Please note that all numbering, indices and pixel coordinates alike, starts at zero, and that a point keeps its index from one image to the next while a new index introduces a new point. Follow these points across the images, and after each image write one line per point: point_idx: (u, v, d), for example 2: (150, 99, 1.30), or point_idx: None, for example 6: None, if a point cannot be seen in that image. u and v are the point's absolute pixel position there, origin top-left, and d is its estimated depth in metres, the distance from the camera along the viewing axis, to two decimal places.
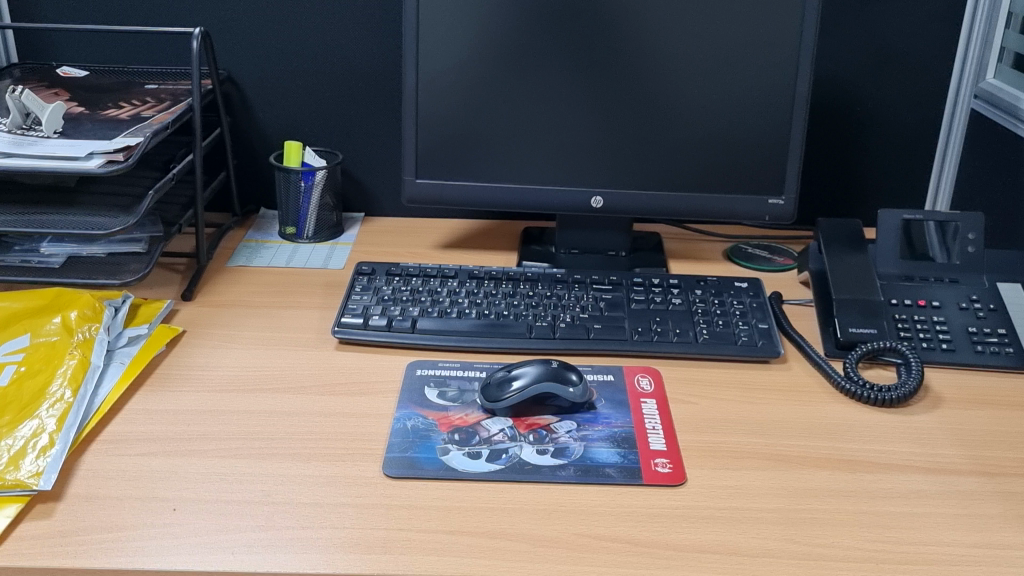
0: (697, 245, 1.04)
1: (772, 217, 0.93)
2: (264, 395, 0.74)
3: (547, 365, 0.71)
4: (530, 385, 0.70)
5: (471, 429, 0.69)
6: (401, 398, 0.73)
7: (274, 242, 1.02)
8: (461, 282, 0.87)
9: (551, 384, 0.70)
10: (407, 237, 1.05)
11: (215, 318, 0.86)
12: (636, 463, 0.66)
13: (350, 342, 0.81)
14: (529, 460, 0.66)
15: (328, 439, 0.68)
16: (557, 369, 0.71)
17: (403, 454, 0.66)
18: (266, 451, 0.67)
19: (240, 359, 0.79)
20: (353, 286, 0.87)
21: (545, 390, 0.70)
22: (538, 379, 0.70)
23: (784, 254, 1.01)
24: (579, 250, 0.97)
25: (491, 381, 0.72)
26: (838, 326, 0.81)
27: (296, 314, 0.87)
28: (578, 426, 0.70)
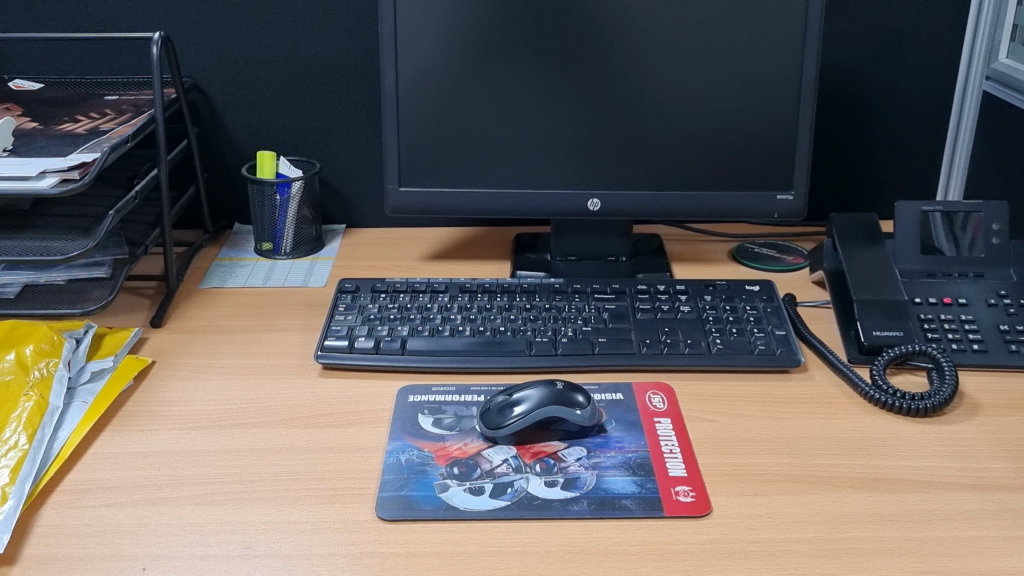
0: (700, 247, 0.98)
1: (781, 214, 0.87)
2: (243, 430, 0.67)
3: (551, 387, 0.65)
4: (534, 409, 0.64)
5: (471, 461, 0.63)
6: (393, 429, 0.67)
7: (250, 260, 0.96)
8: (452, 296, 0.81)
9: (557, 408, 0.64)
10: (391, 248, 0.98)
11: (187, 346, 0.79)
12: (655, 493, 0.60)
13: (335, 368, 0.75)
14: (538, 494, 0.60)
15: (314, 480, 0.62)
16: (563, 391, 0.65)
17: (398, 493, 0.60)
18: (245, 497, 0.60)
19: (215, 391, 0.72)
20: (336, 306, 0.81)
21: (551, 414, 0.64)
22: (542, 403, 0.64)
23: (793, 253, 0.95)
24: (576, 257, 0.91)
25: (491, 407, 0.65)
26: (861, 330, 0.76)
27: (275, 338, 0.80)
28: (588, 452, 0.64)
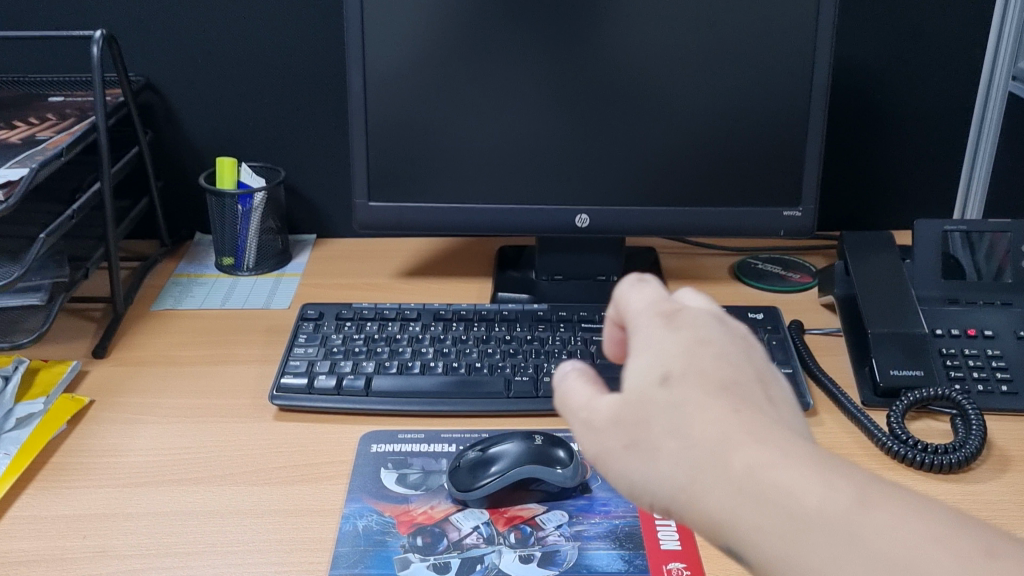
0: (699, 262, 0.90)
1: (787, 231, 0.79)
2: (183, 487, 0.60)
3: (532, 441, 0.58)
4: (510, 467, 0.57)
5: (437, 529, 0.56)
6: (351, 487, 0.60)
7: (210, 277, 0.88)
8: (425, 325, 0.74)
9: (536, 466, 0.57)
10: (364, 263, 0.90)
11: (131, 381, 0.71)
12: (644, 572, 0.52)
13: (292, 410, 0.67)
14: (510, 574, 0.52)
15: (258, 552, 0.54)
16: (544, 446, 0.58)
17: (352, 571, 0.53)
18: (178, 573, 0.53)
19: (157, 437, 0.65)
20: (296, 335, 0.73)
21: (528, 474, 0.57)
22: (519, 460, 0.57)
23: (800, 271, 0.87)
24: (563, 276, 0.84)
25: (462, 464, 0.58)
26: (876, 369, 0.68)
27: (229, 372, 0.73)
28: (569, 518, 0.57)
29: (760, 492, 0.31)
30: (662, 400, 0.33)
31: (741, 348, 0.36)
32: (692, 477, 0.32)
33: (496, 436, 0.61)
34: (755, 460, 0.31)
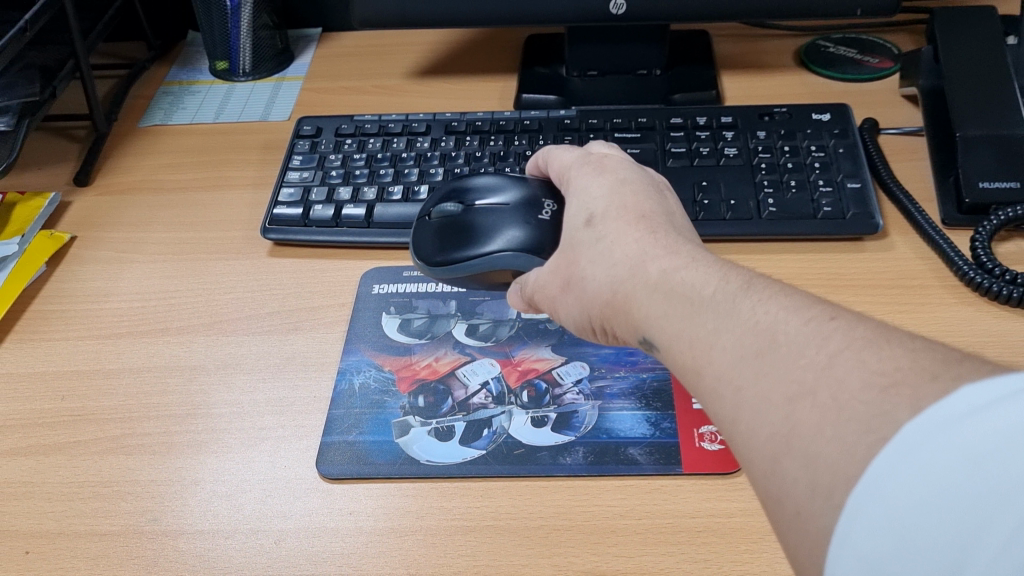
0: (758, 45, 0.78)
1: (865, 12, 0.67)
2: (167, 337, 0.54)
3: (524, 217, 0.49)
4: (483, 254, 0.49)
5: (440, 387, 0.50)
6: (349, 336, 0.53)
7: (204, 83, 0.79)
8: (435, 140, 0.65)
9: (510, 253, 0.48)
10: (373, 59, 0.80)
11: (116, 212, 0.65)
12: (672, 438, 0.46)
13: (288, 243, 0.60)
14: (520, 440, 0.46)
15: (245, 415, 0.49)
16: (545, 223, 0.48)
17: (346, 439, 0.47)
18: (159, 439, 0.48)
19: (143, 279, 0.59)
20: (291, 155, 0.65)
21: (502, 263, 0.48)
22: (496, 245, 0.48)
23: (880, 53, 0.74)
24: (599, 72, 0.73)
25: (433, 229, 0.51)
26: (961, 181, 0.57)
27: (223, 199, 0.65)
28: (590, 372, 0.50)
29: (760, 346, 0.33)
30: (586, 230, 0.45)
31: (668, 210, 0.45)
32: (711, 345, 0.35)
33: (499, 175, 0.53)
34: (667, 267, 0.40)
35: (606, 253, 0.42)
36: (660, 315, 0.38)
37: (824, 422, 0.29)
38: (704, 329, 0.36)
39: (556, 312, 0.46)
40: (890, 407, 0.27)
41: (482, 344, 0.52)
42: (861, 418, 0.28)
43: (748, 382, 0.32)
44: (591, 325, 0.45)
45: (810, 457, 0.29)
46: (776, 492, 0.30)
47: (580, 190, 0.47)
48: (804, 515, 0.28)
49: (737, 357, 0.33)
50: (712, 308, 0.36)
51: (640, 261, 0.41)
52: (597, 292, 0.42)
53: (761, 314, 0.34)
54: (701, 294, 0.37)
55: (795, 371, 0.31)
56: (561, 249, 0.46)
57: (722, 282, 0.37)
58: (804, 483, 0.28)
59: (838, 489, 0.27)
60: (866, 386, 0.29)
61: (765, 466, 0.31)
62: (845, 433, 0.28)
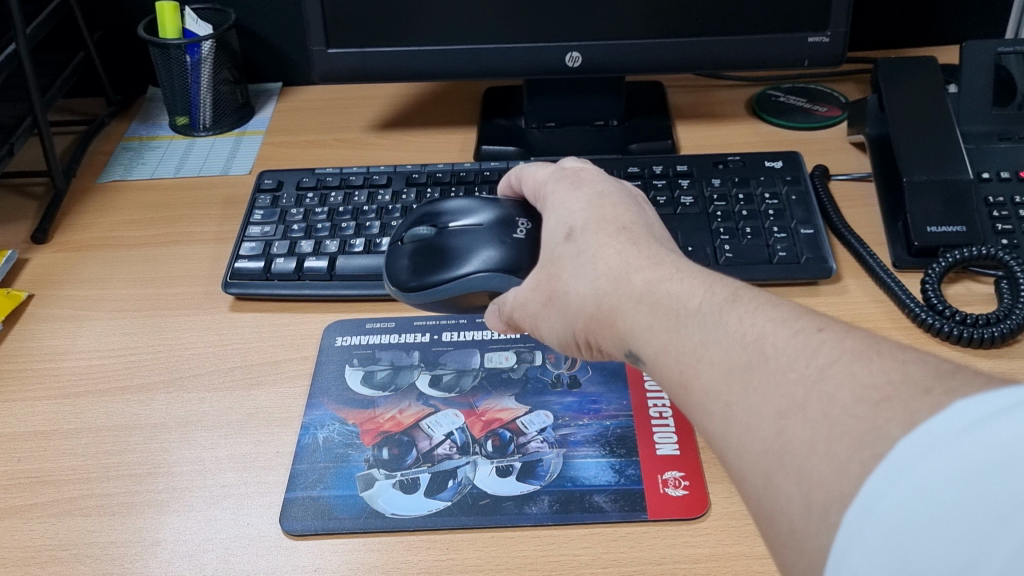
0: (711, 95, 0.80)
1: (813, 61, 0.69)
2: (127, 395, 0.54)
3: (496, 237, 0.50)
4: (455, 273, 0.50)
5: (404, 439, 0.50)
6: (312, 390, 0.53)
7: (164, 138, 0.80)
8: (396, 193, 0.65)
9: (482, 271, 0.49)
10: (334, 113, 0.81)
11: (75, 270, 0.64)
12: (637, 484, 0.46)
13: (250, 298, 0.60)
14: (485, 490, 0.46)
15: (207, 473, 0.49)
16: (518, 243, 0.50)
17: (310, 494, 0.47)
18: (120, 500, 0.47)
19: (102, 336, 0.58)
20: (253, 208, 0.65)
21: (474, 281, 0.49)
22: (469, 264, 0.50)
23: (828, 102, 0.77)
24: (557, 123, 0.75)
25: (408, 253, 0.53)
26: (909, 225, 0.59)
27: (184, 254, 0.65)
28: (554, 420, 0.50)
29: (748, 360, 0.34)
30: (565, 244, 0.45)
31: (648, 223, 0.45)
32: (698, 359, 0.36)
33: (472, 199, 0.54)
34: (651, 280, 0.40)
35: (588, 264, 0.43)
36: (645, 327, 0.39)
37: (815, 437, 0.29)
38: (689, 340, 0.36)
39: (538, 329, 0.46)
40: (882, 423, 0.28)
41: (445, 395, 0.52)
42: (852, 435, 0.28)
43: (737, 396, 0.33)
44: (572, 340, 0.45)
45: (804, 475, 0.29)
46: (771, 510, 0.30)
47: (559, 206, 0.47)
48: (800, 534, 0.29)
49: (725, 370, 0.34)
50: (698, 318, 0.37)
51: (624, 272, 0.41)
52: (580, 304, 0.42)
53: (747, 326, 0.35)
54: (687, 304, 0.38)
55: (785, 385, 0.32)
56: (542, 264, 0.46)
57: (705, 294, 0.38)
58: (800, 501, 0.29)
59: (833, 509, 0.27)
60: (858, 402, 0.29)
61: (759, 486, 0.31)
62: (837, 449, 0.28)
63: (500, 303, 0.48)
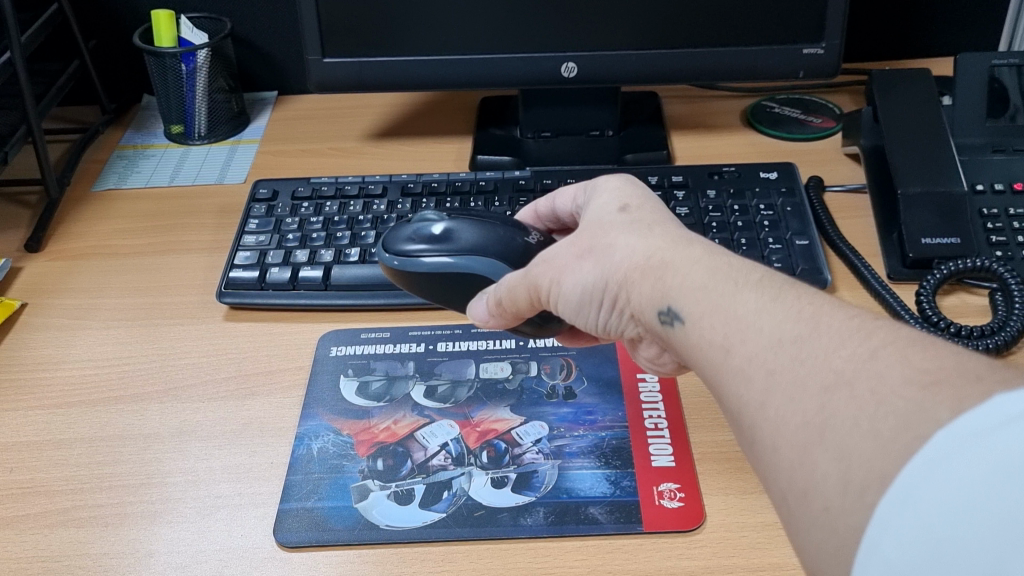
0: (707, 106, 0.80)
1: (808, 72, 0.70)
2: (119, 405, 0.53)
3: (509, 235, 0.50)
4: (462, 256, 0.50)
5: (399, 449, 0.50)
6: (306, 400, 0.53)
7: (159, 147, 0.79)
8: (391, 202, 0.65)
9: (491, 262, 0.49)
10: (329, 122, 0.81)
11: (68, 278, 0.64)
12: (632, 496, 0.46)
13: (244, 307, 0.60)
14: (480, 501, 0.46)
15: (200, 484, 0.48)
16: (530, 248, 0.50)
17: (305, 505, 0.47)
18: (112, 510, 0.47)
19: (95, 345, 0.58)
20: (247, 217, 0.65)
21: (478, 268, 0.49)
22: (478, 250, 0.49)
23: (822, 113, 0.77)
24: (552, 133, 0.75)
25: (415, 228, 0.52)
26: (904, 237, 0.59)
27: (178, 262, 0.65)
28: (550, 431, 0.50)
29: (799, 334, 0.34)
30: (615, 215, 0.45)
31: None
32: (746, 327, 0.35)
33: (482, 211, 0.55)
34: (702, 257, 0.40)
35: (645, 232, 0.43)
36: (691, 290, 0.39)
37: (860, 412, 0.29)
38: (741, 308, 0.36)
39: (558, 280, 0.45)
40: (930, 405, 0.28)
41: (441, 406, 0.52)
42: (900, 414, 0.28)
43: (783, 367, 0.33)
44: (597, 310, 0.44)
45: (844, 450, 0.29)
46: (805, 484, 0.30)
47: (607, 185, 0.48)
48: (834, 511, 0.29)
49: (774, 340, 0.34)
50: (752, 290, 0.37)
51: (683, 244, 0.41)
52: (626, 260, 0.42)
53: (802, 306, 0.35)
54: (742, 278, 0.38)
55: (834, 360, 0.32)
56: (583, 228, 0.46)
57: (765, 273, 0.38)
58: (836, 477, 0.29)
59: (873, 489, 0.27)
60: (907, 383, 0.29)
61: (793, 459, 0.31)
62: (882, 427, 0.28)
63: (498, 286, 0.48)
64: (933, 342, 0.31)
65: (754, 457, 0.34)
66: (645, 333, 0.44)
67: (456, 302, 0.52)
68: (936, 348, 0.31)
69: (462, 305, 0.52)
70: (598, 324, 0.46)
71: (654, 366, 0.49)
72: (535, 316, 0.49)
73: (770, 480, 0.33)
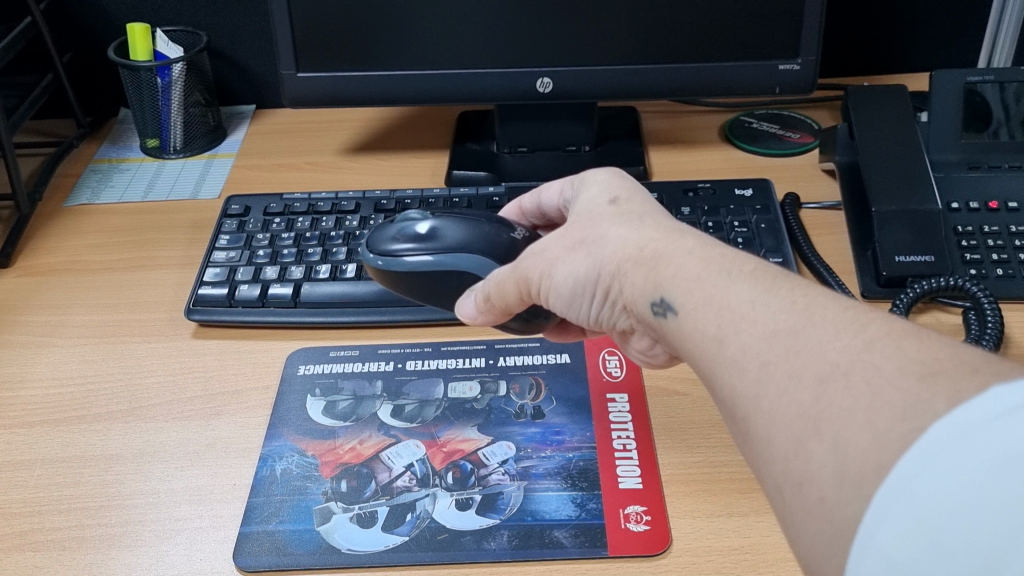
0: (686, 121, 0.80)
1: (784, 88, 0.69)
2: (81, 426, 0.53)
3: (494, 232, 0.50)
4: (448, 254, 0.49)
5: (363, 470, 0.49)
6: (271, 421, 0.52)
7: (134, 160, 0.79)
8: (363, 219, 0.65)
9: (477, 259, 0.49)
10: (306, 137, 0.81)
11: (37, 294, 0.63)
12: (598, 519, 0.45)
13: (213, 324, 0.59)
14: (444, 525, 0.46)
15: (161, 506, 0.48)
16: (516, 244, 0.50)
17: (266, 528, 0.46)
18: (71, 534, 0.46)
19: (60, 363, 0.57)
20: (218, 233, 0.64)
21: (465, 265, 0.49)
22: (463, 247, 0.49)
23: (801, 129, 0.76)
24: (528, 148, 0.74)
25: (397, 227, 0.51)
26: (878, 254, 0.59)
27: (149, 279, 0.64)
28: (517, 452, 0.50)
29: (794, 323, 0.33)
30: (604, 209, 0.44)
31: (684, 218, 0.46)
32: (741, 316, 0.35)
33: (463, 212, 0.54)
34: (694, 247, 0.40)
35: (636, 223, 0.42)
36: (684, 279, 0.38)
37: (857, 402, 0.29)
38: (735, 299, 0.36)
39: (548, 272, 0.44)
40: (927, 397, 0.27)
41: (407, 425, 0.52)
42: (896, 405, 0.28)
43: (778, 358, 0.33)
44: (590, 302, 0.44)
45: (840, 442, 0.29)
46: (800, 475, 0.30)
47: (595, 180, 0.47)
48: (829, 503, 0.28)
49: (768, 331, 0.34)
50: (745, 280, 0.36)
51: (676, 234, 0.41)
52: (619, 250, 0.41)
53: (797, 295, 0.35)
54: (736, 268, 0.37)
55: (829, 351, 0.31)
56: (573, 221, 0.45)
57: (759, 264, 0.37)
58: (832, 469, 0.29)
59: (870, 480, 0.27)
60: (904, 374, 0.29)
61: (789, 450, 0.31)
62: (879, 418, 0.28)
63: (486, 282, 0.47)
64: (924, 334, 0.31)
65: (747, 448, 0.34)
66: (636, 325, 0.44)
67: (444, 301, 0.52)
68: (930, 339, 0.30)
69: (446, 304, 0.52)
70: (588, 316, 0.45)
71: (644, 357, 0.49)
72: (521, 313, 0.48)
73: (764, 471, 0.32)
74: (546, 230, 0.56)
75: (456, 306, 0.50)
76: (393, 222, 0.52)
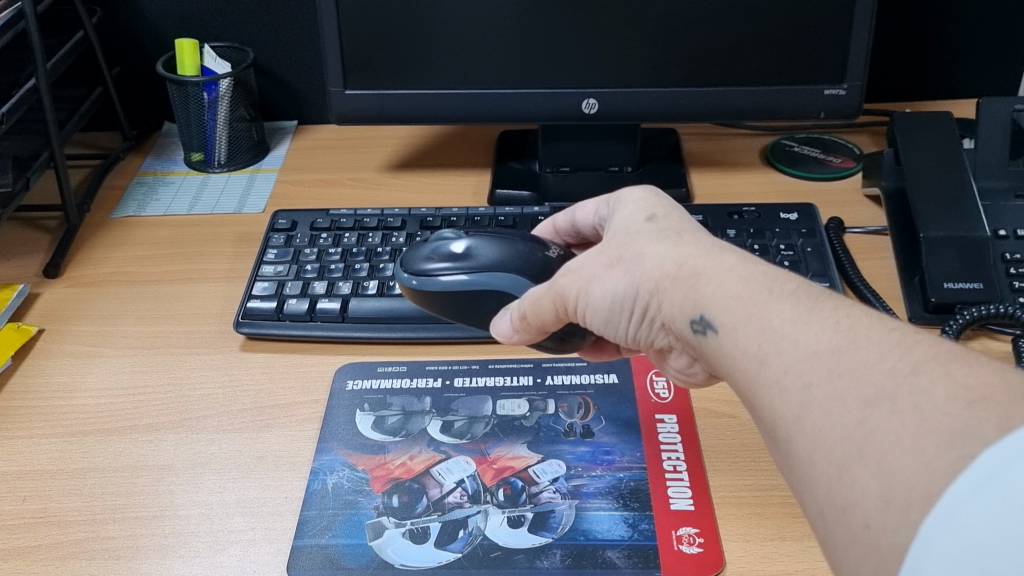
0: (727, 144, 0.80)
1: (829, 113, 0.69)
2: (132, 436, 0.53)
3: (529, 250, 0.50)
4: (482, 274, 0.49)
5: (415, 486, 0.49)
6: (321, 434, 0.53)
7: (178, 173, 0.80)
8: (410, 235, 0.65)
9: (512, 277, 0.49)
10: (348, 153, 0.81)
11: (86, 304, 0.64)
12: (651, 540, 0.45)
13: (261, 338, 0.60)
14: (497, 542, 0.46)
15: (212, 518, 0.48)
16: (550, 263, 0.50)
17: (318, 542, 0.46)
18: (125, 543, 0.47)
19: (111, 373, 0.58)
20: (266, 247, 0.65)
21: (499, 284, 0.49)
22: (498, 266, 0.49)
23: (842, 153, 0.77)
24: (571, 167, 0.75)
25: (427, 249, 0.51)
26: (926, 280, 0.59)
27: (195, 291, 0.65)
28: (567, 470, 0.50)
29: (836, 344, 0.33)
30: (642, 225, 0.44)
31: None
32: (783, 339, 0.35)
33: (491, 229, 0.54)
34: (734, 265, 0.40)
35: (674, 241, 0.42)
36: (727, 296, 0.38)
37: (904, 426, 0.29)
38: (777, 318, 0.36)
39: (586, 289, 0.44)
40: (976, 424, 0.27)
41: (456, 441, 0.52)
42: (943, 431, 0.28)
43: (820, 381, 0.32)
44: (628, 319, 0.44)
45: (885, 467, 0.29)
46: (843, 500, 0.30)
47: (630, 197, 0.47)
48: (875, 530, 0.28)
49: (810, 352, 0.33)
50: (788, 300, 0.36)
51: (716, 251, 0.41)
52: (658, 267, 0.41)
53: (841, 315, 0.34)
54: (777, 288, 0.37)
55: (874, 374, 0.31)
56: (610, 238, 0.45)
57: (801, 283, 0.37)
58: (877, 494, 0.29)
59: (916, 507, 0.27)
60: (951, 399, 0.29)
61: (830, 474, 0.31)
62: (926, 445, 0.28)
63: (522, 300, 0.47)
64: (975, 359, 0.31)
65: (788, 471, 0.34)
66: (675, 342, 0.44)
67: (477, 320, 0.52)
68: (979, 364, 0.30)
69: (479, 322, 0.52)
70: (627, 334, 0.45)
71: (683, 377, 0.49)
72: (557, 331, 0.48)
73: (807, 494, 0.32)
74: (579, 248, 0.56)
75: (493, 322, 0.50)
76: (422, 244, 0.52)
